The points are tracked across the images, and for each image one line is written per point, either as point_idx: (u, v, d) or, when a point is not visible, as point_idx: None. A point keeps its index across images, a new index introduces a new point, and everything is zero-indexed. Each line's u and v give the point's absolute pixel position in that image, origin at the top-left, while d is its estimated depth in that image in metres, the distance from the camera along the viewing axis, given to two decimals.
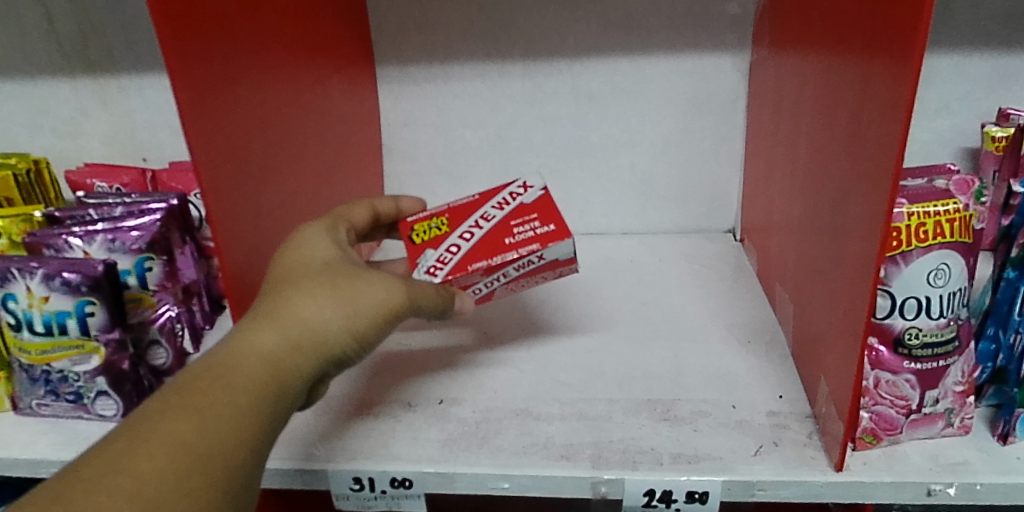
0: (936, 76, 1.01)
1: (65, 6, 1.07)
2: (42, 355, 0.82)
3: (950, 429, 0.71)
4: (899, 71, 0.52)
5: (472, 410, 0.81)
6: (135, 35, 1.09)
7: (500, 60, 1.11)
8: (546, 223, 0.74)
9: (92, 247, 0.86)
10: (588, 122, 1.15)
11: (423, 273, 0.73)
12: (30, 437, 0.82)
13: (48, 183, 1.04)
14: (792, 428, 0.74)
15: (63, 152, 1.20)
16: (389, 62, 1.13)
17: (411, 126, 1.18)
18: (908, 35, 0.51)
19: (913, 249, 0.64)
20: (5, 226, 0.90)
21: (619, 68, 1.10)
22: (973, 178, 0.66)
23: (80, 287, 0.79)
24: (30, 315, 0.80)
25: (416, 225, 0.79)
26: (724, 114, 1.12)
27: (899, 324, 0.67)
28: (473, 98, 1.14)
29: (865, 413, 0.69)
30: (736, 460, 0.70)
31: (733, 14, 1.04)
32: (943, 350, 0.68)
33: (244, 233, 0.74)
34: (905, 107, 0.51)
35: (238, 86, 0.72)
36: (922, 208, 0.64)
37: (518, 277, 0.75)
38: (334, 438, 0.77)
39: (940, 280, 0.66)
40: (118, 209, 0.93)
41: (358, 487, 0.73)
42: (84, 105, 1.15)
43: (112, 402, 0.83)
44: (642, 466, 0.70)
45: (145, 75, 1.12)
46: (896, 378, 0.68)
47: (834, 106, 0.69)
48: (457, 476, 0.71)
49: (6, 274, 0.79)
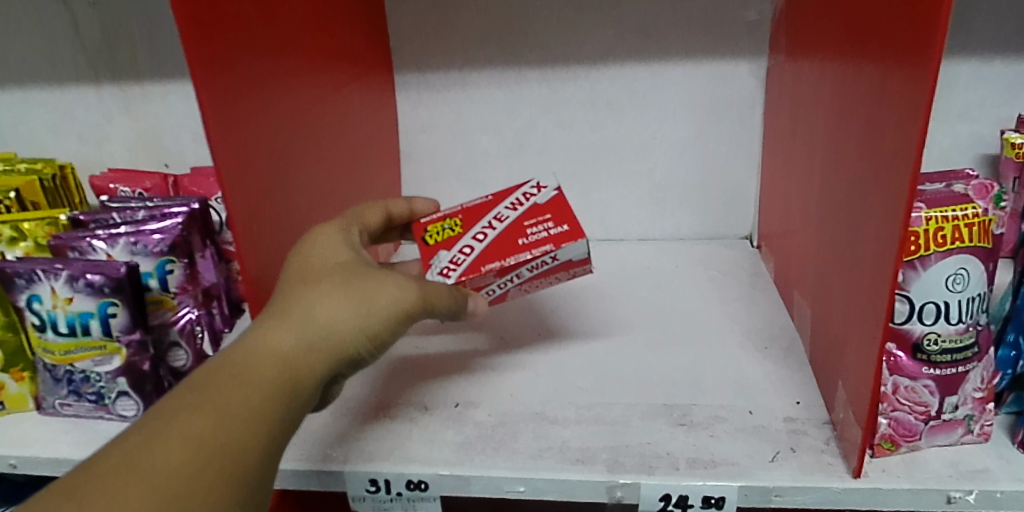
0: (954, 82, 1.01)
1: (92, 14, 1.09)
2: (65, 355, 0.83)
3: (970, 436, 0.70)
4: (919, 73, 0.52)
5: (488, 413, 0.81)
6: (159, 41, 1.11)
7: (518, 67, 1.12)
8: (559, 223, 0.75)
9: (115, 249, 0.88)
10: (604, 129, 1.16)
11: (436, 274, 0.74)
12: (52, 437, 0.83)
13: (73, 188, 1.05)
14: (809, 434, 0.74)
15: (88, 157, 1.22)
16: (407, 69, 1.15)
17: (429, 132, 1.20)
18: (927, 36, 0.51)
19: (932, 254, 0.64)
20: (31, 229, 0.92)
21: (636, 75, 1.11)
22: (993, 183, 0.66)
23: (104, 289, 0.80)
24: (54, 316, 0.81)
25: (430, 227, 0.80)
26: (742, 119, 1.12)
27: (917, 329, 0.67)
28: (491, 104, 1.15)
29: (884, 419, 0.68)
30: (753, 466, 0.70)
31: (750, 20, 1.05)
32: (961, 356, 0.67)
33: (262, 234, 0.74)
34: (925, 108, 0.51)
35: (258, 90, 0.73)
36: (941, 212, 0.64)
37: (531, 278, 0.76)
38: (351, 439, 0.77)
39: (959, 285, 0.65)
40: (140, 213, 0.95)
41: (375, 489, 0.73)
42: (109, 111, 1.17)
43: (132, 403, 0.84)
44: (659, 471, 0.70)
45: (168, 81, 1.14)
46: (914, 384, 0.68)
47: (852, 110, 0.70)
48: (473, 479, 0.71)
49: (31, 275, 0.80)
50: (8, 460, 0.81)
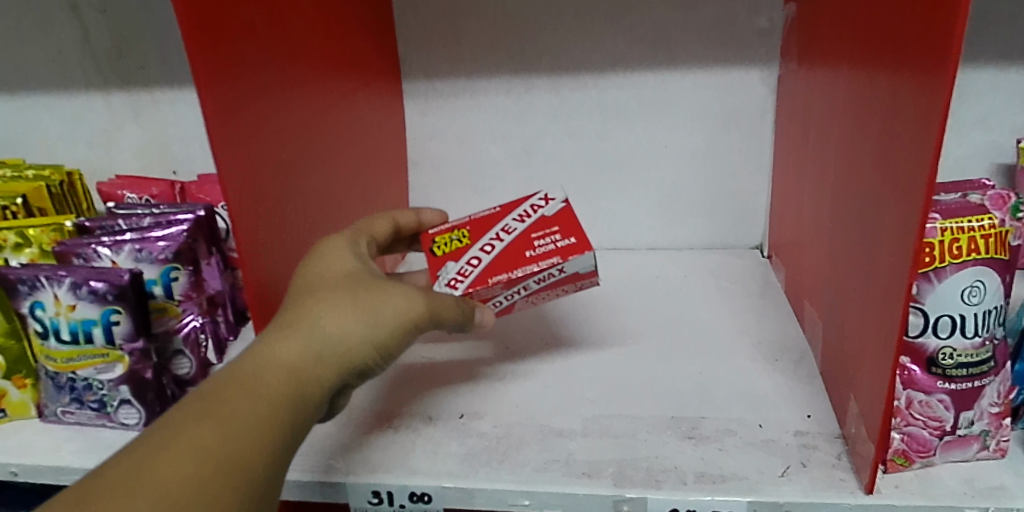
0: (970, 90, 1.00)
1: (102, 22, 1.10)
2: (67, 362, 0.83)
3: (985, 453, 0.68)
4: (934, 82, 0.51)
5: (494, 425, 0.80)
6: (168, 49, 1.11)
7: (526, 75, 1.11)
8: (566, 236, 0.74)
9: (120, 256, 0.88)
10: (612, 137, 1.15)
11: (443, 286, 0.73)
12: (54, 444, 0.82)
13: (80, 194, 1.06)
14: (820, 448, 0.73)
15: (96, 163, 1.22)
16: (415, 77, 1.14)
17: (436, 140, 1.19)
18: (943, 43, 0.50)
19: (947, 266, 0.63)
20: (36, 235, 0.92)
21: (644, 83, 1.10)
22: (1009, 193, 0.64)
23: (107, 296, 0.79)
24: (56, 323, 0.81)
25: (438, 237, 0.79)
26: (752, 128, 1.11)
27: (932, 343, 0.65)
28: (499, 112, 1.15)
29: (897, 434, 0.67)
30: (762, 481, 0.68)
31: (761, 28, 1.04)
32: (977, 371, 0.66)
33: (264, 241, 0.73)
34: (940, 115, 0.50)
35: (262, 96, 0.73)
36: (956, 223, 0.62)
37: (538, 290, 0.75)
38: (355, 450, 0.77)
39: (975, 297, 0.64)
40: (146, 220, 0.94)
41: (378, 501, 0.72)
42: (118, 117, 1.17)
43: (135, 411, 0.83)
44: (667, 485, 0.68)
45: (177, 89, 1.14)
46: (929, 399, 0.66)
47: (867, 119, 0.68)
48: (477, 492, 0.70)
49: (35, 282, 0.80)
50: (9, 468, 0.80)
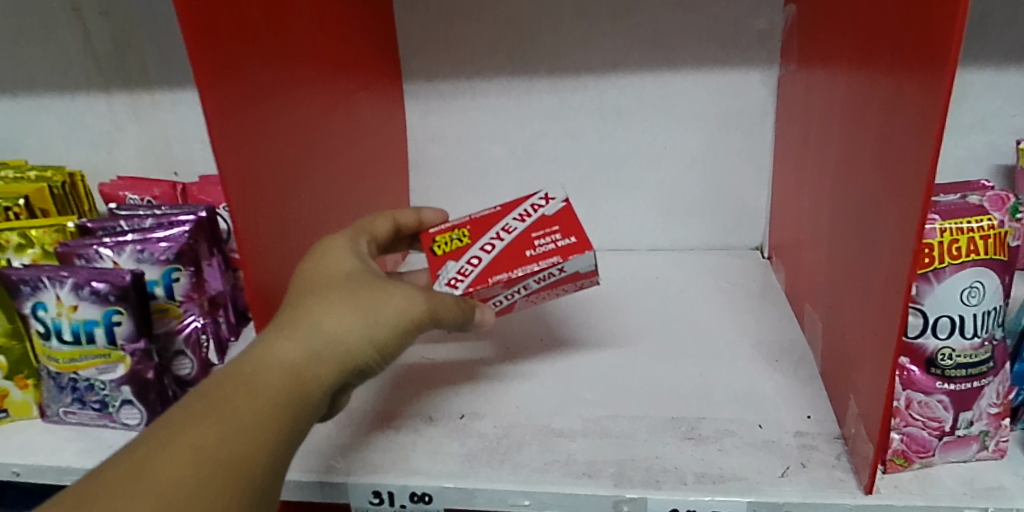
0: (969, 92, 1.00)
1: (104, 24, 1.10)
2: (70, 363, 0.83)
3: (985, 453, 0.69)
4: (933, 82, 0.51)
5: (494, 425, 0.80)
6: (170, 50, 1.11)
7: (527, 76, 1.12)
8: (566, 235, 0.74)
9: (122, 257, 0.88)
10: (612, 138, 1.15)
11: (443, 285, 0.73)
12: (56, 444, 0.83)
13: (82, 195, 1.06)
14: (820, 449, 0.73)
15: (98, 164, 1.23)
16: (416, 78, 1.14)
17: (437, 141, 1.19)
18: (942, 44, 0.50)
19: (946, 266, 0.63)
20: (38, 236, 0.92)
21: (645, 84, 1.10)
22: (1009, 194, 0.64)
23: (109, 297, 0.80)
24: (59, 324, 0.81)
25: (439, 237, 0.79)
26: (752, 129, 1.11)
27: (931, 344, 0.65)
28: (499, 113, 1.15)
29: (896, 434, 0.67)
30: (762, 481, 0.68)
31: (761, 29, 1.04)
32: (977, 371, 0.66)
33: (265, 241, 0.73)
34: (939, 115, 0.50)
35: (263, 96, 0.73)
36: (955, 224, 0.62)
37: (538, 290, 0.75)
38: (355, 450, 0.77)
39: (974, 298, 0.64)
40: (148, 221, 0.95)
41: (378, 501, 0.72)
42: (119, 119, 1.18)
43: (136, 411, 0.84)
44: (667, 485, 0.69)
45: (179, 90, 1.14)
46: (928, 399, 0.66)
47: (866, 119, 0.68)
48: (477, 492, 0.70)
49: (37, 282, 0.81)
50: (12, 468, 0.80)
